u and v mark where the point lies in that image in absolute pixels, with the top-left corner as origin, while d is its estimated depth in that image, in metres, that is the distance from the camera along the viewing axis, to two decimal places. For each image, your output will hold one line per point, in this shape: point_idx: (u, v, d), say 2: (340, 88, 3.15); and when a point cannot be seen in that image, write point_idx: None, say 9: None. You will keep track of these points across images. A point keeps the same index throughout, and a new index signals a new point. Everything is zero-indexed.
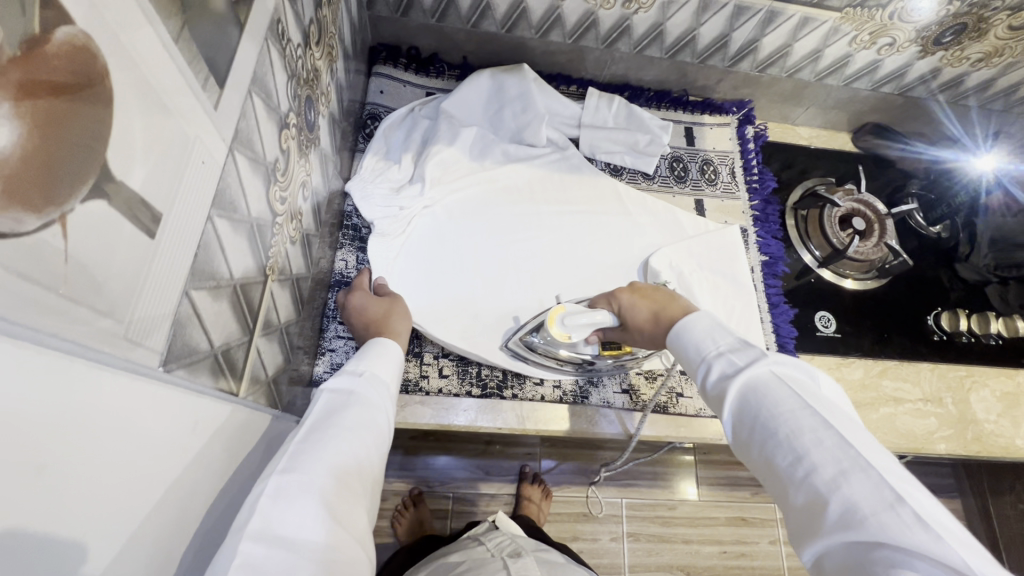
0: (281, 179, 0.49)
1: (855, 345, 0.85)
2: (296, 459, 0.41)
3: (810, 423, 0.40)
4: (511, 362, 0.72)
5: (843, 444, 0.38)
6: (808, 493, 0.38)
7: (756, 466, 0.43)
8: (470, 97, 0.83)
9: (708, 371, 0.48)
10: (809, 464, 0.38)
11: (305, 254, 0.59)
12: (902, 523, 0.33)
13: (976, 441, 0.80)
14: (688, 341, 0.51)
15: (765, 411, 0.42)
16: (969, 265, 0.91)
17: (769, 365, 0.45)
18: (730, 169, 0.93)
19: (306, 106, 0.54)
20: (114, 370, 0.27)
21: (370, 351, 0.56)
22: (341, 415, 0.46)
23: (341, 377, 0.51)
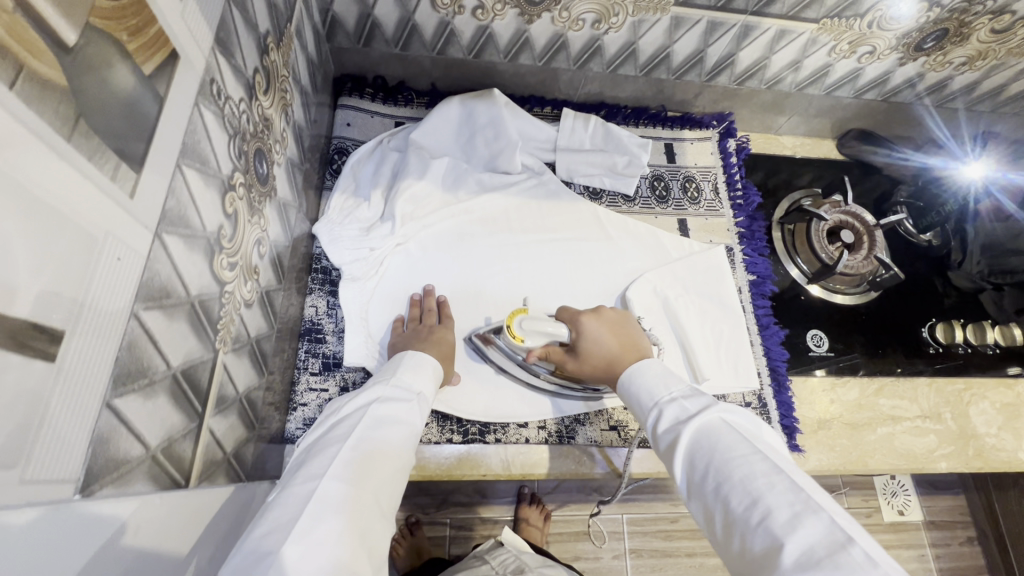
0: (229, 245, 0.46)
1: (849, 364, 0.82)
2: (345, 466, 0.43)
3: (760, 469, 0.42)
4: (468, 360, 0.73)
5: (794, 489, 0.40)
6: (765, 538, 0.38)
7: (712, 517, 0.43)
8: (440, 127, 0.80)
9: (660, 418, 0.52)
10: (765, 506, 0.40)
11: (265, 313, 0.56)
12: (853, 562, 0.34)
13: (977, 457, 0.78)
14: (639, 392, 0.56)
15: (718, 458, 0.44)
16: (962, 272, 0.89)
17: (719, 415, 0.48)
18: (713, 185, 0.90)
19: (256, 160, 0.51)
20: (22, 513, 0.24)
21: (414, 363, 0.59)
22: (387, 432, 0.49)
23: (388, 390, 0.54)
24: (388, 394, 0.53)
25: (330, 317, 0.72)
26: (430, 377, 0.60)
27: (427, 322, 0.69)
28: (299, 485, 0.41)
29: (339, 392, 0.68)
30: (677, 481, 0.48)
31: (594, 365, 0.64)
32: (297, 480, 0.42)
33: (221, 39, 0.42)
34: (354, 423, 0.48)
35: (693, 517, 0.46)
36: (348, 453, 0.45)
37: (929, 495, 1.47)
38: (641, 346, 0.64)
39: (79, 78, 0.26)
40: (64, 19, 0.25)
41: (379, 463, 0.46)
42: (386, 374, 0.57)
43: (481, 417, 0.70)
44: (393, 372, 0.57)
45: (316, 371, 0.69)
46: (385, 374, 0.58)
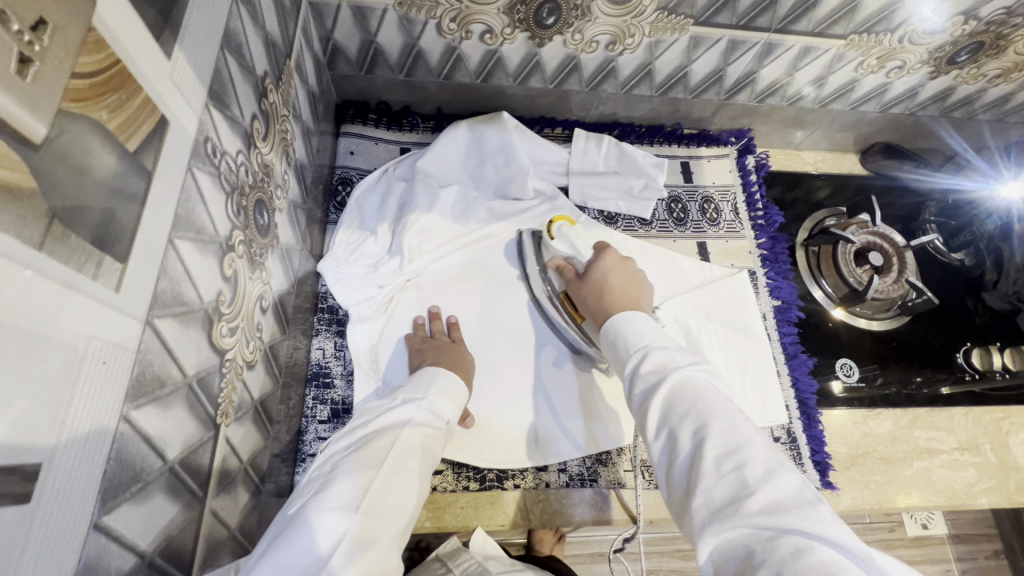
0: (228, 309, 0.42)
1: (883, 395, 0.78)
2: (375, 500, 0.41)
3: (741, 425, 0.41)
4: (506, 259, 0.77)
5: (771, 450, 0.39)
6: (736, 482, 0.37)
7: (675, 462, 0.41)
8: (447, 153, 0.76)
9: (644, 361, 0.48)
10: (741, 458, 0.38)
11: (269, 368, 0.53)
12: (817, 518, 0.34)
13: (1020, 491, 0.75)
14: (625, 337, 0.53)
15: (701, 407, 0.42)
16: (997, 293, 0.84)
17: (703, 372, 0.46)
18: (732, 206, 0.86)
19: (257, 210, 0.48)
20: None
21: (446, 384, 0.56)
22: (417, 459, 0.46)
23: (417, 409, 0.51)
24: (418, 417, 0.50)
25: (338, 360, 0.68)
26: (457, 399, 0.56)
27: (439, 340, 0.67)
28: (327, 513, 0.39)
29: None
30: (644, 426, 0.45)
31: (587, 296, 0.62)
32: (325, 506, 0.40)
33: (215, 92, 0.39)
34: (386, 446, 0.45)
35: (653, 454, 0.44)
36: (381, 483, 0.42)
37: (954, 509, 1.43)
38: (639, 301, 0.60)
39: (53, 177, 0.23)
40: (35, 115, 0.22)
41: (405, 494, 0.44)
42: (418, 391, 0.53)
43: (498, 463, 0.66)
44: (423, 388, 0.54)
45: (325, 419, 0.65)
46: (415, 387, 0.54)
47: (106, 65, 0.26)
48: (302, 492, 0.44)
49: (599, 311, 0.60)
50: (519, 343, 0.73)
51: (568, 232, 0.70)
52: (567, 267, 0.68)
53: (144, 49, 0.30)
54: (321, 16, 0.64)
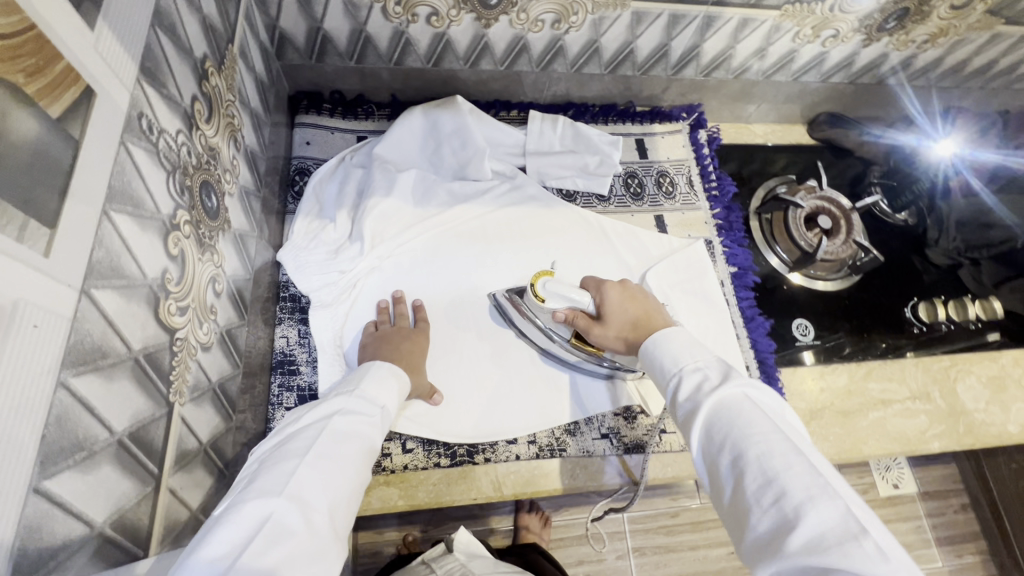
0: (177, 289, 0.42)
1: (836, 351, 0.82)
2: (299, 483, 0.41)
3: (781, 451, 0.40)
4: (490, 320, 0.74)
5: (814, 475, 0.38)
6: (776, 518, 0.37)
7: (721, 491, 0.42)
8: (403, 138, 0.77)
9: (682, 384, 0.49)
10: (778, 491, 0.38)
11: (228, 353, 0.52)
12: (866, 552, 0.33)
13: (968, 433, 0.79)
14: (660, 356, 0.53)
15: (735, 432, 0.42)
16: (939, 249, 0.89)
17: (741, 389, 0.46)
18: (687, 178, 0.88)
19: (203, 192, 0.48)
20: None
21: (382, 375, 0.56)
22: (348, 445, 0.46)
23: (351, 399, 0.51)
24: (350, 406, 0.50)
25: (302, 347, 0.68)
26: (395, 388, 0.56)
27: (399, 328, 0.67)
28: (251, 501, 0.39)
29: None
30: (691, 451, 0.46)
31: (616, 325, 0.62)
32: (249, 496, 0.39)
33: (148, 68, 0.39)
34: (316, 434, 0.45)
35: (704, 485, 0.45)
36: (307, 468, 0.42)
37: (922, 466, 1.48)
38: (660, 314, 0.62)
39: None
40: None
41: (339, 477, 0.44)
42: (348, 386, 0.53)
43: (469, 438, 0.67)
44: (354, 381, 0.54)
45: (292, 406, 0.65)
46: (350, 384, 0.54)
47: (20, 29, 0.26)
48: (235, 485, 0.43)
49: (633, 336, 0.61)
50: (493, 331, 0.74)
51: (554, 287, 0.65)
52: (575, 312, 0.65)
53: (64, 18, 0.30)
54: (265, 4, 0.64)
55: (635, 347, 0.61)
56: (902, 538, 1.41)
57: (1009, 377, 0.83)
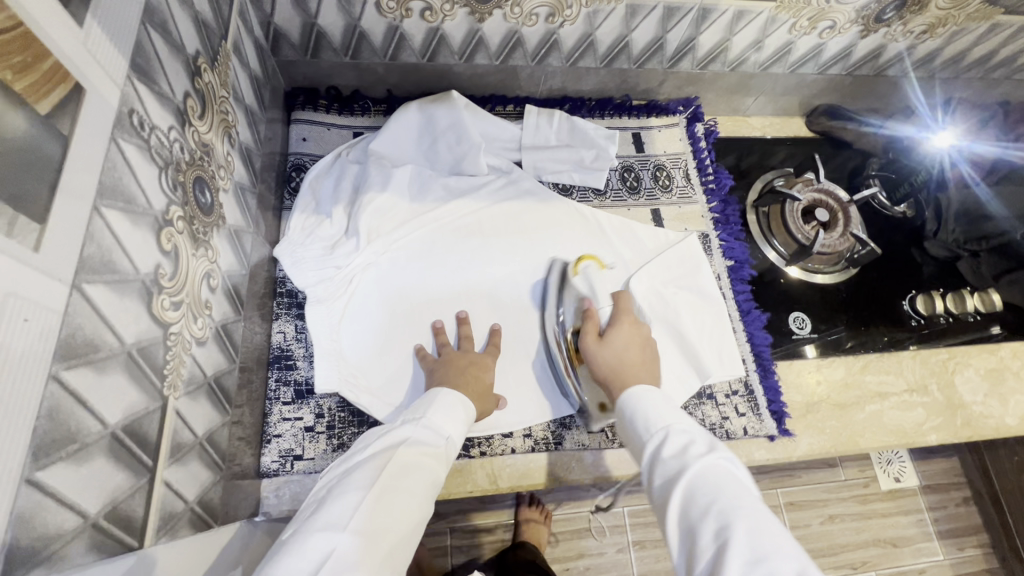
0: (171, 284, 0.43)
1: (832, 344, 0.82)
2: (360, 517, 0.45)
3: (767, 532, 0.41)
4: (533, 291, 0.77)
5: (800, 562, 0.39)
6: None
7: (695, 561, 0.42)
8: (400, 134, 0.77)
9: (666, 444, 0.51)
10: (767, 570, 0.38)
11: (223, 348, 0.53)
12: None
13: (966, 426, 0.79)
14: (641, 417, 0.55)
15: (719, 503, 0.43)
16: (938, 241, 0.89)
17: (723, 462, 0.47)
18: (684, 172, 0.88)
19: (197, 188, 0.48)
20: None
21: (447, 403, 0.59)
22: (413, 477, 0.50)
23: (415, 431, 0.55)
24: (416, 437, 0.54)
25: (300, 342, 0.68)
26: (459, 416, 0.59)
27: (465, 354, 0.69)
28: (319, 532, 0.43)
29: (315, 420, 0.65)
30: (664, 516, 0.46)
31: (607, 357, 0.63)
32: (316, 526, 0.44)
33: (139, 65, 0.39)
34: (381, 465, 0.49)
35: (672, 553, 0.45)
36: (372, 502, 0.46)
37: (924, 460, 1.48)
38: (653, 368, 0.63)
39: None
40: None
41: (399, 513, 0.47)
42: (415, 414, 0.57)
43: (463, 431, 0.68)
44: (422, 409, 0.58)
45: (289, 400, 0.65)
46: (417, 411, 0.58)
47: (5, 25, 0.27)
48: (304, 509, 0.48)
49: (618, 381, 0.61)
50: (520, 336, 0.75)
51: (592, 277, 0.74)
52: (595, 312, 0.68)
53: (51, 15, 0.30)
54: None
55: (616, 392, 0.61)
56: (903, 532, 1.41)
57: (1008, 370, 0.84)
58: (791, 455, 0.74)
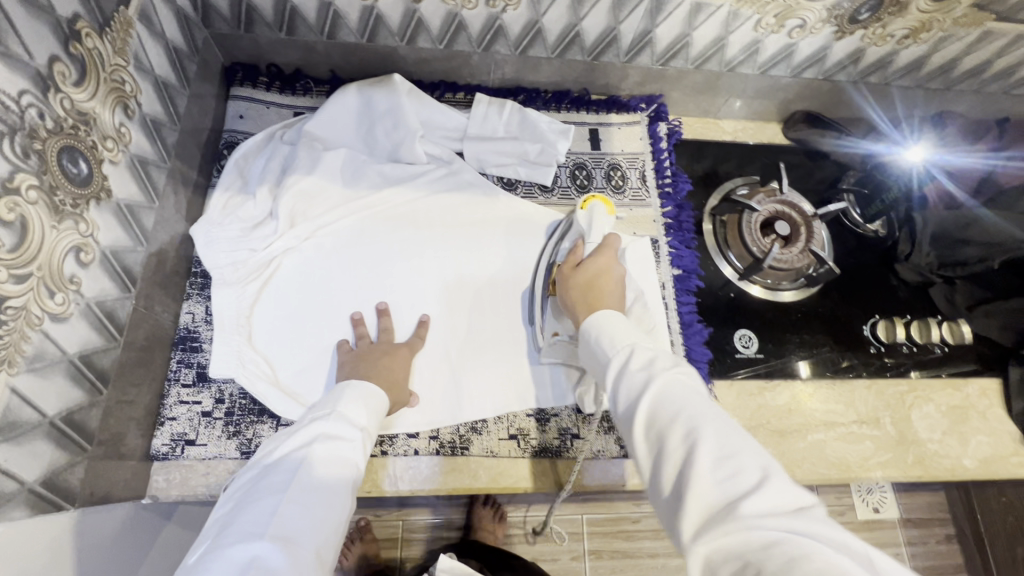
0: (12, 255, 0.41)
1: (780, 367, 0.76)
2: (282, 523, 0.44)
3: (731, 427, 0.40)
4: (477, 283, 0.75)
5: (763, 454, 0.39)
6: (726, 493, 0.37)
7: (663, 468, 0.40)
8: (336, 116, 0.74)
9: (632, 358, 0.47)
10: (734, 464, 0.38)
11: (97, 325, 0.51)
12: (811, 524, 0.34)
13: (917, 464, 0.74)
14: (604, 337, 0.52)
15: (684, 411, 0.41)
16: (909, 265, 0.83)
17: (683, 373, 0.45)
18: (640, 173, 0.84)
19: (62, 159, 0.46)
20: None
21: (358, 395, 0.57)
22: (331, 472, 0.49)
23: (333, 425, 0.53)
24: (330, 430, 0.52)
25: (208, 325, 0.66)
26: (373, 404, 0.58)
27: (381, 345, 0.67)
28: (235, 546, 0.42)
29: (213, 406, 0.63)
30: (629, 430, 0.44)
31: (573, 283, 0.62)
32: (229, 542, 0.42)
33: None
34: (296, 469, 0.48)
35: (636, 458, 0.43)
36: (291, 507, 0.45)
37: (907, 493, 1.41)
38: (618, 297, 0.60)
39: None
40: None
41: (325, 510, 0.46)
42: (327, 407, 0.55)
43: None
44: (330, 402, 0.56)
45: (189, 383, 0.64)
46: (328, 404, 0.56)
47: None
48: (212, 530, 0.46)
49: (585, 303, 0.59)
50: (444, 326, 0.72)
51: (598, 215, 0.70)
52: (578, 245, 0.66)
53: None
54: None
55: (582, 312, 0.58)
56: None
57: (973, 409, 0.77)
58: None
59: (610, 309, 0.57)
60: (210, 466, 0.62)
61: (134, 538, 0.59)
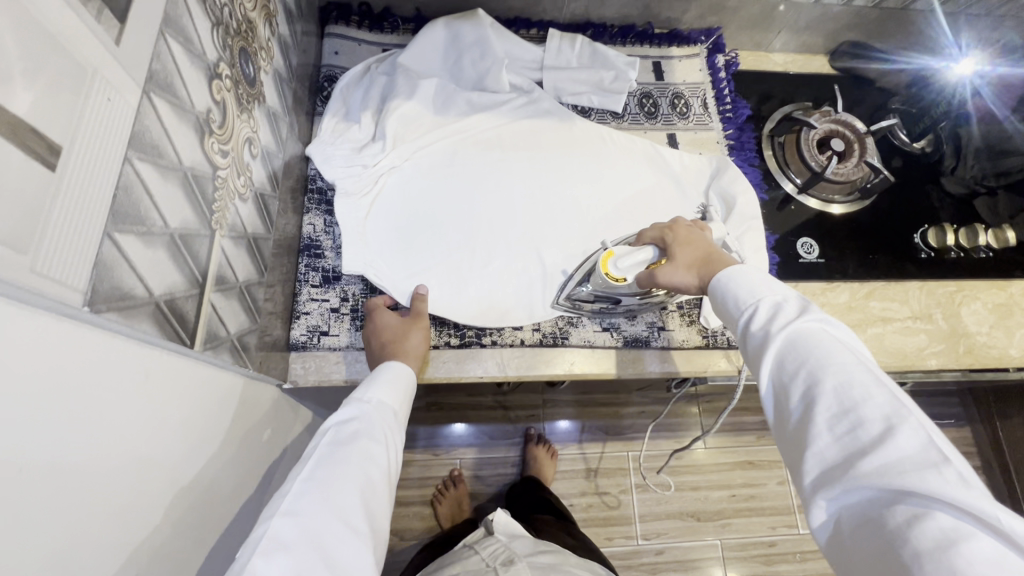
0: (219, 131, 0.48)
1: (839, 270, 0.83)
2: (295, 500, 0.45)
3: (858, 377, 0.40)
4: (562, 198, 0.81)
5: (893, 404, 0.38)
6: (840, 449, 0.38)
7: (788, 417, 0.43)
8: (426, 49, 0.81)
9: (755, 314, 0.48)
10: (854, 417, 0.38)
11: (260, 212, 0.58)
12: (940, 479, 0.33)
13: (969, 354, 0.80)
14: (733, 289, 0.52)
15: (808, 363, 0.42)
16: (956, 177, 0.90)
17: (816, 322, 0.45)
18: (702, 100, 0.90)
19: (241, 58, 0.52)
20: (22, 307, 0.27)
21: (391, 379, 0.61)
22: (344, 456, 0.49)
23: (359, 408, 0.55)
24: (344, 417, 0.54)
25: (328, 234, 0.74)
26: (405, 391, 0.61)
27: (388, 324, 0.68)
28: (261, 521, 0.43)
29: (340, 303, 0.71)
30: (757, 380, 0.46)
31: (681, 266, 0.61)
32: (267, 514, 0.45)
33: None
34: (309, 456, 0.49)
35: (769, 415, 0.46)
36: (301, 490, 0.46)
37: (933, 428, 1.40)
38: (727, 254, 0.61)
39: None
40: None
41: (338, 490, 0.47)
42: (360, 394, 0.58)
43: (479, 321, 0.73)
44: (361, 388, 0.59)
45: (317, 284, 0.71)
46: (359, 390, 0.59)
47: None
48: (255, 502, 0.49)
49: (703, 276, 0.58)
50: (528, 240, 0.78)
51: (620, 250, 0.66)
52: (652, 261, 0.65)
53: None
54: None
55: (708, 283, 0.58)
56: None
57: (1017, 306, 0.83)
58: None
59: (731, 264, 0.58)
60: (341, 355, 0.69)
61: (282, 417, 0.67)
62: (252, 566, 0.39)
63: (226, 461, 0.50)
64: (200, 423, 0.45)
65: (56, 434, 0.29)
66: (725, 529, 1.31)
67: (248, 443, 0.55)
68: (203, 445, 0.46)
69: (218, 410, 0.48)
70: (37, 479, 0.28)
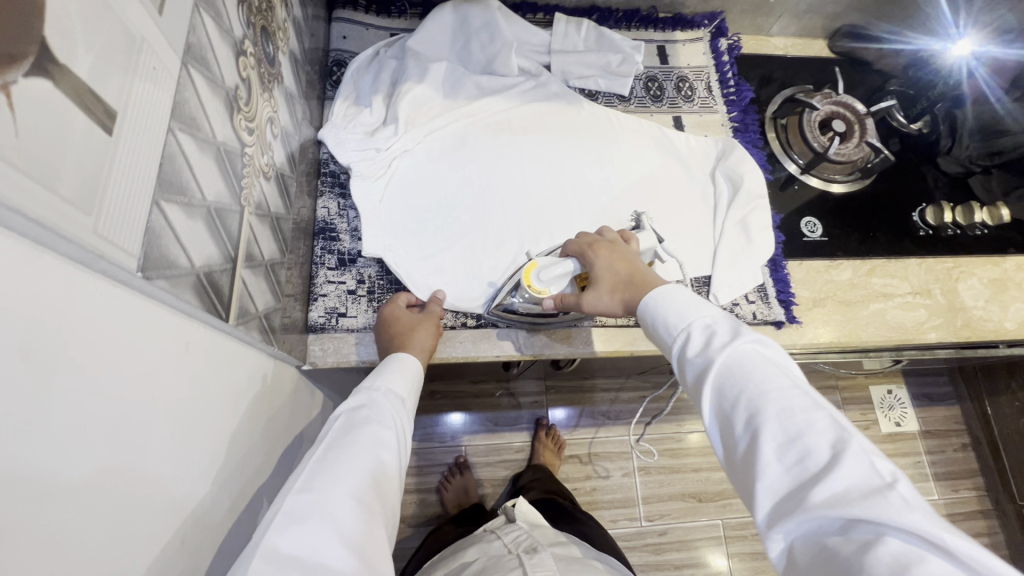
0: (245, 108, 0.48)
1: (842, 248, 0.85)
2: (310, 477, 0.44)
3: (798, 403, 0.38)
4: (571, 180, 0.82)
5: (834, 429, 0.36)
6: (787, 480, 0.35)
7: (734, 449, 0.40)
8: (434, 33, 0.81)
9: (689, 340, 0.46)
10: (801, 444, 0.36)
11: (281, 193, 0.59)
12: (885, 505, 0.31)
13: (966, 327, 0.82)
14: (663, 316, 0.50)
15: (748, 392, 0.40)
16: (951, 157, 0.92)
17: (751, 346, 0.43)
18: (706, 84, 0.91)
19: (262, 37, 0.53)
20: (84, 266, 0.28)
21: (402, 369, 0.60)
22: (353, 440, 0.49)
23: (369, 395, 0.55)
24: (351, 405, 0.54)
25: (343, 217, 0.74)
26: (413, 380, 0.61)
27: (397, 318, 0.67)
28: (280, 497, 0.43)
29: (356, 285, 0.72)
30: (700, 410, 0.44)
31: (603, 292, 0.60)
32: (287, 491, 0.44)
33: None
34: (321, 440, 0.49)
35: (716, 447, 0.43)
36: (314, 470, 0.45)
37: (926, 407, 1.41)
38: (648, 271, 0.60)
39: None
40: None
41: (345, 470, 0.46)
42: (372, 381, 0.57)
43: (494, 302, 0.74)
44: (373, 376, 0.59)
45: (333, 267, 0.72)
46: (370, 378, 0.59)
47: None
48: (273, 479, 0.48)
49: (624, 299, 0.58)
50: (538, 222, 0.79)
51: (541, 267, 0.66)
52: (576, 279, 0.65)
53: None
54: None
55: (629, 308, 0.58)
56: None
57: (1011, 280, 0.85)
58: (796, 340, 0.78)
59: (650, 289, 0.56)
60: (357, 337, 0.70)
61: (306, 399, 0.68)
62: (266, 541, 0.39)
63: (257, 437, 0.51)
64: (234, 397, 0.46)
65: (117, 390, 0.30)
66: (726, 509, 1.34)
67: (275, 422, 0.56)
68: (237, 418, 0.46)
69: (248, 386, 0.49)
70: (101, 434, 0.29)
